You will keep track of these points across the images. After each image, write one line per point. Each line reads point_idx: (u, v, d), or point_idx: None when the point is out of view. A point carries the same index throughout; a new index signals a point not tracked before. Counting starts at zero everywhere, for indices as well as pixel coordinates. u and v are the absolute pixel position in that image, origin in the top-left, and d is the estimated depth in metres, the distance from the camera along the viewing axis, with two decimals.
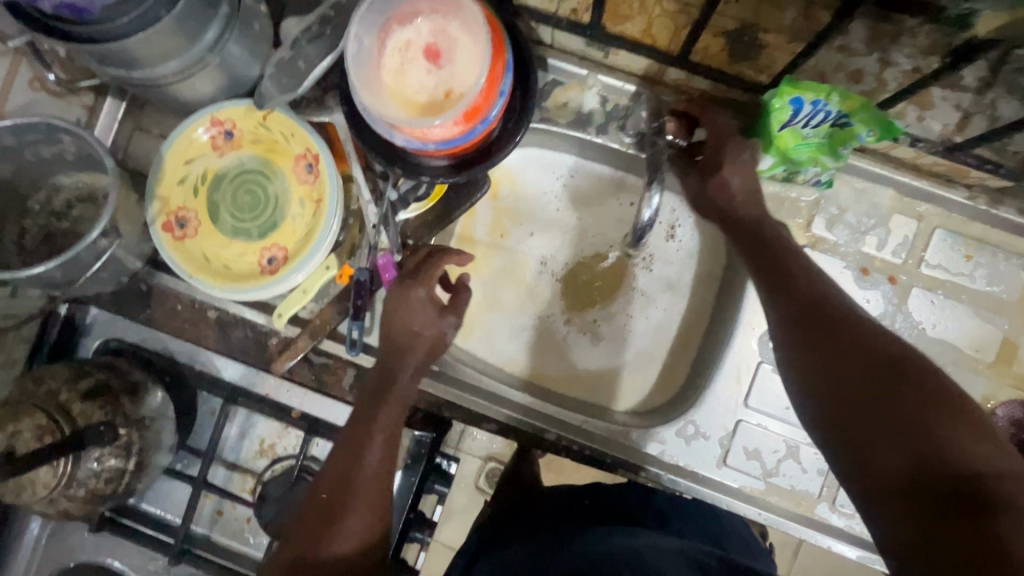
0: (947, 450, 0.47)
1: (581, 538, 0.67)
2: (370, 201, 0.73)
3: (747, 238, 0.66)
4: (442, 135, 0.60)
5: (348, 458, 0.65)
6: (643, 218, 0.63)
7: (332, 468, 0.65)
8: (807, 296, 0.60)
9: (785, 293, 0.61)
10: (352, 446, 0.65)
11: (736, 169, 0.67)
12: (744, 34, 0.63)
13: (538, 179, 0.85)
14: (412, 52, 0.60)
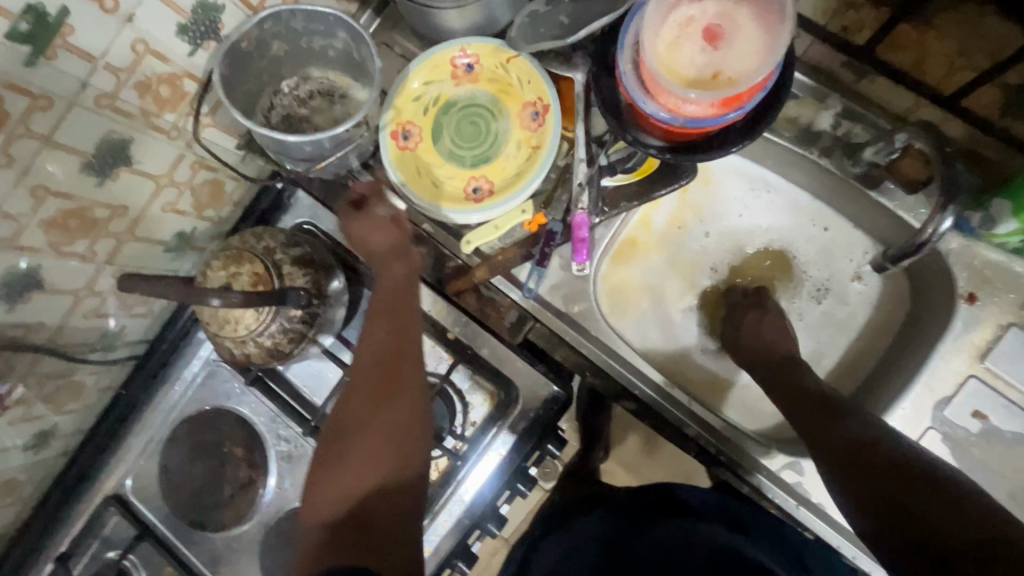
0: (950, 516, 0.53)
1: (654, 528, 0.72)
2: (583, 159, 0.75)
3: (815, 426, 0.66)
4: (694, 113, 0.62)
5: (375, 352, 0.69)
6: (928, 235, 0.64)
7: (355, 382, 0.68)
8: (813, 412, 0.67)
9: (800, 413, 0.68)
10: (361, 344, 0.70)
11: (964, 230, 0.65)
12: None
13: (732, 186, 0.84)
14: (691, 28, 0.62)
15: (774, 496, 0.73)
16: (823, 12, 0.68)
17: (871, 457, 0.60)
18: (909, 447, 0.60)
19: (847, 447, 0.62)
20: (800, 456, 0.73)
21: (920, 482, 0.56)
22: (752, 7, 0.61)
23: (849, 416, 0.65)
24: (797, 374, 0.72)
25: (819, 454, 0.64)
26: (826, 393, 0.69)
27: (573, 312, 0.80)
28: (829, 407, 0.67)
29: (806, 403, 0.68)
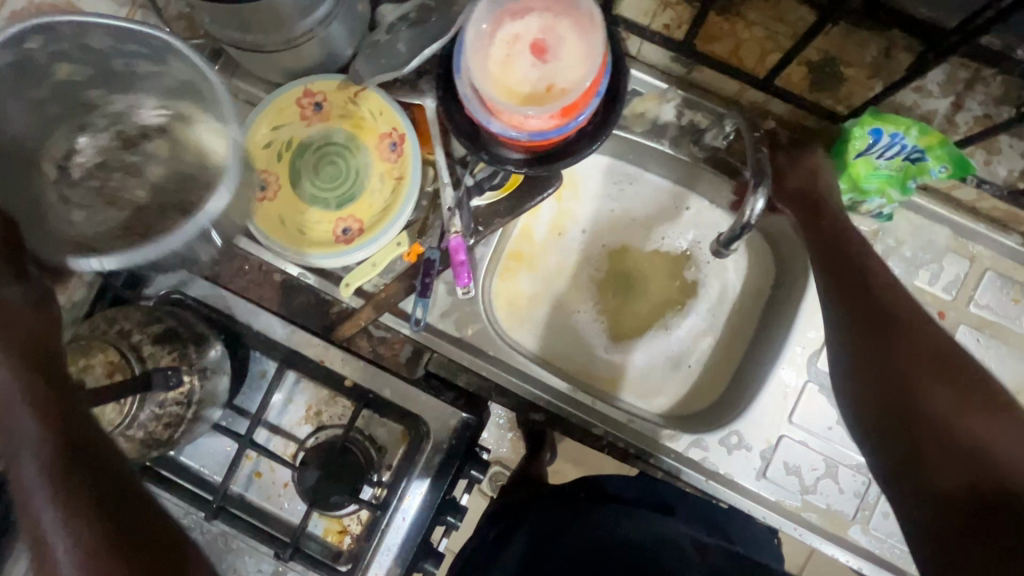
0: (999, 457, 0.48)
1: (587, 519, 0.73)
2: (448, 183, 0.76)
3: (884, 337, 0.58)
4: (537, 126, 0.63)
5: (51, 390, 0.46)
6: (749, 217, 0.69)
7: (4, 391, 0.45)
8: (875, 308, 0.61)
9: (856, 305, 0.62)
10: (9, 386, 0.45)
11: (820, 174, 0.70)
12: (826, 65, 0.69)
13: (600, 185, 0.87)
14: (519, 45, 0.63)
15: (684, 475, 0.76)
16: (643, 13, 0.72)
17: (900, 344, 0.57)
18: (942, 344, 0.56)
19: (883, 327, 0.59)
20: (700, 433, 0.77)
21: (985, 413, 0.50)
22: (572, 18, 0.63)
23: (898, 301, 0.61)
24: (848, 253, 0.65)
25: (849, 317, 0.62)
26: (880, 280, 0.63)
27: (468, 335, 0.79)
28: (878, 288, 0.62)
29: (868, 303, 0.61)
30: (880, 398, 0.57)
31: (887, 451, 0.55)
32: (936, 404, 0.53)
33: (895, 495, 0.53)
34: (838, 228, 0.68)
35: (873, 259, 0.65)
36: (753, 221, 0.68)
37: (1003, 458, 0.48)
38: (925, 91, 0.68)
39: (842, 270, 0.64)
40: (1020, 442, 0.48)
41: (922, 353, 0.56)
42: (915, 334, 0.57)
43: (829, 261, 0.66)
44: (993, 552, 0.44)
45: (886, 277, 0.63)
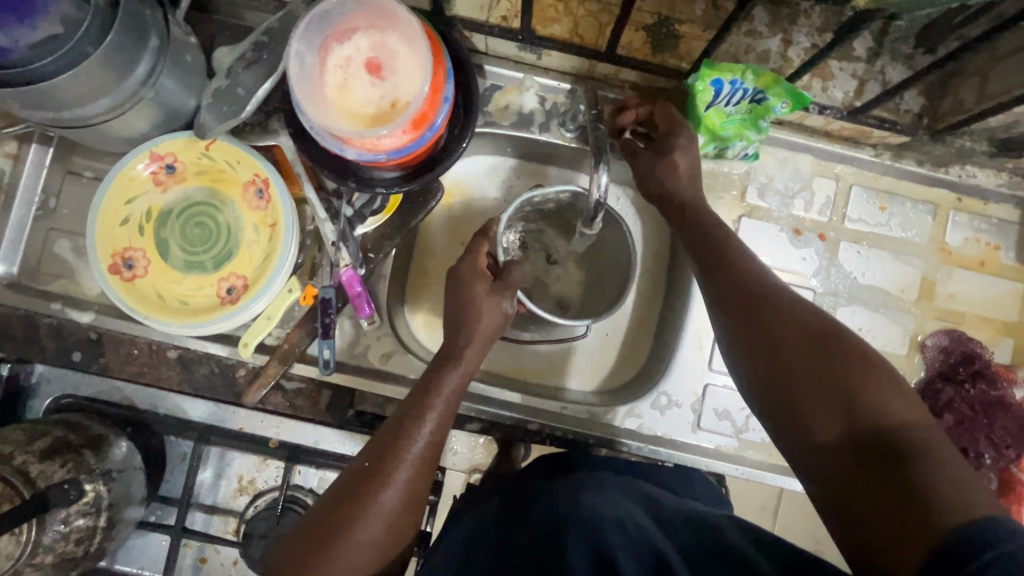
0: (868, 405, 0.47)
1: (557, 488, 0.60)
2: (325, 218, 0.73)
3: (748, 299, 0.56)
4: (393, 144, 0.62)
5: (487, 332, 0.66)
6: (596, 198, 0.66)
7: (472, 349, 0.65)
8: (736, 271, 0.58)
9: (719, 272, 0.59)
10: (478, 343, 0.66)
11: (684, 151, 0.69)
12: (661, 26, 0.71)
13: (489, 183, 0.87)
14: (353, 67, 0.61)
15: (626, 446, 0.77)
16: (478, 10, 0.72)
17: (767, 328, 0.53)
18: (807, 317, 0.53)
19: (753, 312, 0.55)
20: (630, 404, 0.78)
21: (849, 358, 0.49)
22: (395, 29, 0.61)
23: (762, 283, 0.57)
24: (718, 241, 0.61)
25: (720, 318, 0.58)
26: (746, 267, 0.58)
27: (385, 366, 0.76)
28: (748, 274, 0.58)
29: (730, 266, 0.59)
30: (750, 356, 0.54)
31: (767, 407, 0.53)
32: (805, 359, 0.51)
33: (782, 450, 0.52)
34: (699, 210, 0.65)
35: (735, 244, 0.60)
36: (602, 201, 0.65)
37: (873, 406, 0.47)
38: (756, 33, 0.70)
39: (703, 243, 0.62)
40: (883, 384, 0.48)
41: (783, 310, 0.54)
42: (772, 292, 0.56)
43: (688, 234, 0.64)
44: (881, 504, 0.43)
45: (744, 262, 0.59)
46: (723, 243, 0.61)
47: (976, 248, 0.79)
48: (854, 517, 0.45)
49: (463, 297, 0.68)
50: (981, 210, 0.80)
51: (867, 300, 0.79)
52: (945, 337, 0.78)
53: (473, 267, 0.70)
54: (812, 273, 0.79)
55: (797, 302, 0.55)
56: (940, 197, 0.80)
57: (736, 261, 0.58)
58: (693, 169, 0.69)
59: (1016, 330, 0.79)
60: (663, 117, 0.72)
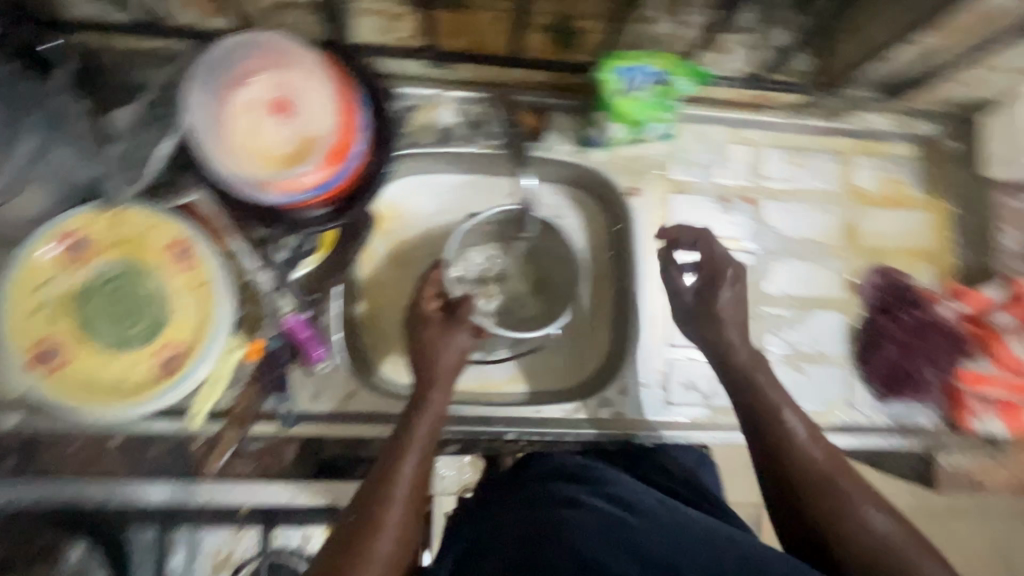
0: None
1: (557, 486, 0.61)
2: (258, 268, 0.71)
3: (797, 476, 0.56)
4: (315, 181, 0.60)
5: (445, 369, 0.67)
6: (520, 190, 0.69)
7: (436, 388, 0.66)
8: (790, 458, 0.57)
9: (773, 456, 0.58)
10: (443, 380, 0.67)
11: (727, 306, 0.66)
12: (562, 25, 0.71)
13: (419, 202, 0.84)
14: (258, 110, 0.60)
15: (605, 437, 0.78)
16: (377, 35, 0.71)
17: (816, 509, 0.54)
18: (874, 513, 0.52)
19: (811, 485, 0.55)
20: (598, 394, 0.79)
21: (907, 559, 0.49)
22: (295, 64, 0.59)
23: (825, 466, 0.56)
24: (761, 399, 0.61)
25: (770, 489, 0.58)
26: (800, 440, 0.58)
27: (349, 406, 0.74)
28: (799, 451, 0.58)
29: (777, 434, 0.59)
30: (799, 517, 0.55)
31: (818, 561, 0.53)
32: (859, 539, 0.51)
33: None
34: (744, 373, 0.63)
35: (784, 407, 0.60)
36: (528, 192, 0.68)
37: None
38: None
39: (752, 417, 0.61)
40: None
41: (834, 492, 0.54)
42: (829, 477, 0.55)
43: (743, 405, 0.62)
44: None
45: (802, 445, 0.58)
46: (774, 419, 0.60)
47: (884, 186, 0.85)
48: None
49: (421, 343, 0.69)
50: (881, 150, 0.86)
51: (798, 251, 0.84)
52: (874, 273, 0.83)
53: (424, 311, 0.71)
54: (743, 236, 0.83)
55: (854, 491, 0.54)
56: (843, 145, 0.85)
57: (790, 445, 0.58)
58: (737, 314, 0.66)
59: (935, 255, 0.84)
60: (707, 252, 0.68)
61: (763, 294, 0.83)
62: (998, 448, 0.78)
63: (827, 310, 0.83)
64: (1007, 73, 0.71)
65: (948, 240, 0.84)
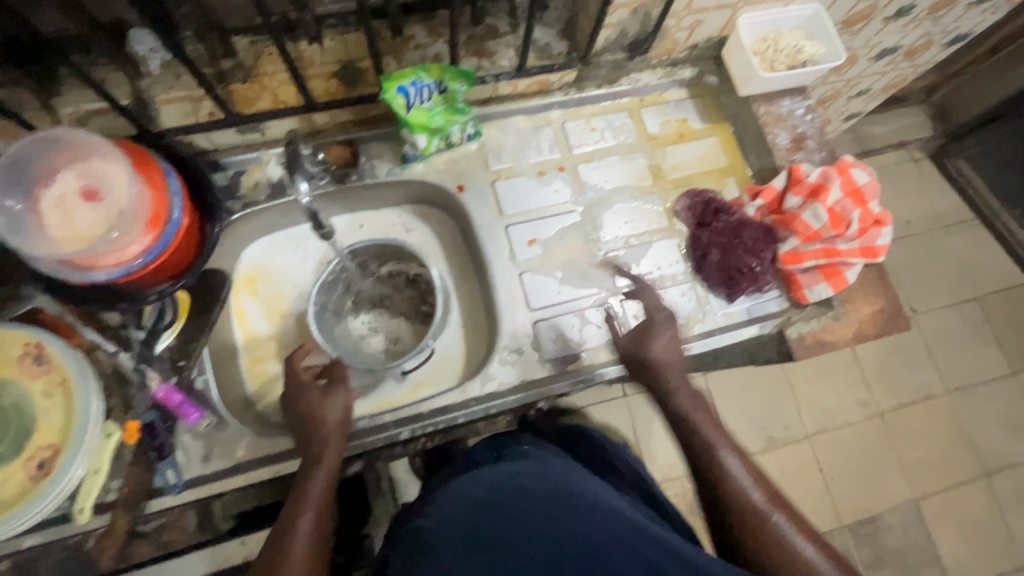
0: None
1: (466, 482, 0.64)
2: (117, 349, 0.73)
3: (737, 512, 0.67)
4: (141, 251, 0.66)
5: (335, 420, 0.72)
6: (303, 205, 0.73)
7: (332, 440, 0.71)
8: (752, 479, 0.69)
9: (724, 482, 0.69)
10: (337, 431, 0.72)
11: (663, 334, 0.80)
12: (346, 69, 0.83)
13: (282, 255, 0.92)
14: (67, 200, 0.65)
15: (496, 408, 0.82)
16: (184, 116, 0.79)
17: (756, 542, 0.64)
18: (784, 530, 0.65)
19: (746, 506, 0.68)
20: (480, 373, 0.83)
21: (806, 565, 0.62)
22: (92, 153, 0.66)
23: (762, 503, 0.67)
24: (707, 445, 0.72)
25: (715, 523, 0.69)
26: (730, 480, 0.69)
27: (241, 457, 0.75)
28: (732, 487, 0.69)
29: (716, 470, 0.70)
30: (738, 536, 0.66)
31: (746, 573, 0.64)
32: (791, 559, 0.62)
33: None
34: (682, 416, 0.76)
35: (721, 456, 0.71)
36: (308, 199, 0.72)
37: None
38: (421, 44, 0.85)
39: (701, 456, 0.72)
40: None
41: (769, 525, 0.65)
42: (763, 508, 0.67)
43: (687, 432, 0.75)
44: None
45: (738, 483, 0.69)
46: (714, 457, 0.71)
47: (671, 126, 0.98)
48: None
49: (303, 410, 0.73)
50: (661, 100, 0.99)
51: (620, 198, 0.94)
52: (687, 196, 0.94)
53: (304, 384, 0.75)
54: (569, 200, 0.93)
55: (774, 516, 0.66)
56: (628, 104, 0.99)
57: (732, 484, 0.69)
58: (682, 376, 0.78)
59: (731, 169, 0.98)
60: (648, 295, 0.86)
61: (602, 242, 0.92)
62: (835, 308, 0.89)
63: (660, 238, 0.93)
64: (711, 10, 0.87)
65: (735, 155, 0.98)
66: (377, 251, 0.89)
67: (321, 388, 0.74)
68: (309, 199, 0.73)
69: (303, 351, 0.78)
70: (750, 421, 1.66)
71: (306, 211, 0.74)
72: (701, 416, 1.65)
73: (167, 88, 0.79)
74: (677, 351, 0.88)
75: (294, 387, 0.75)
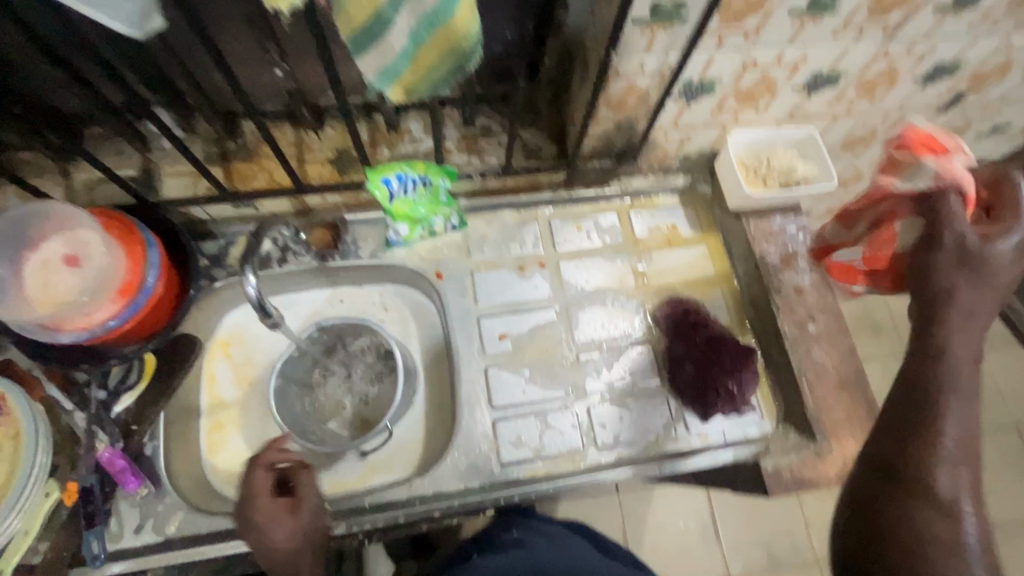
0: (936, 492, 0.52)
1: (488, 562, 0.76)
2: (74, 409, 0.75)
3: (923, 359, 0.57)
4: (107, 317, 0.69)
5: (308, 545, 0.68)
6: (251, 294, 0.69)
7: (310, 569, 0.68)
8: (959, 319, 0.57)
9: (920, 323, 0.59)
10: (313, 556, 0.69)
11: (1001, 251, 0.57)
12: (341, 157, 0.88)
13: (261, 323, 0.94)
14: (49, 265, 0.69)
15: (442, 510, 0.79)
16: (184, 189, 0.84)
17: (934, 375, 0.55)
18: (944, 476, 0.52)
19: (897, 438, 0.55)
20: (430, 470, 0.80)
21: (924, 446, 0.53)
22: (80, 223, 0.70)
23: (940, 344, 0.56)
24: (929, 346, 0.57)
25: (886, 424, 0.57)
26: (968, 364, 0.55)
27: (173, 533, 0.73)
28: (914, 425, 0.54)
29: (931, 299, 0.58)
30: (903, 379, 0.57)
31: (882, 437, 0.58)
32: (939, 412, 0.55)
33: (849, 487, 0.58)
34: (949, 258, 0.57)
35: (949, 340, 0.56)
36: (254, 292, 0.68)
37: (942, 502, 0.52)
38: (416, 139, 0.89)
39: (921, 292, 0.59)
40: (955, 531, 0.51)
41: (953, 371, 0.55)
42: (949, 351, 0.56)
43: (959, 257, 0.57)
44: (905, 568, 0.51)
45: (946, 314, 0.57)
46: (930, 281, 0.58)
47: (660, 232, 0.98)
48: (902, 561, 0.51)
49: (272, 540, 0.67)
50: (651, 205, 1.00)
51: (599, 300, 0.93)
52: (669, 303, 0.92)
53: (274, 510, 0.67)
54: (546, 296, 0.92)
55: (947, 398, 0.54)
56: (618, 206, 0.99)
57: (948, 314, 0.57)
58: (975, 304, 0.57)
59: (719, 280, 0.95)
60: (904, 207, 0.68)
61: (576, 343, 0.90)
62: (817, 443, 0.83)
63: (636, 344, 0.90)
64: (699, 127, 0.88)
65: (723, 267, 0.96)
66: (347, 327, 0.90)
67: (290, 512, 0.68)
68: (254, 291, 0.68)
69: (276, 443, 0.71)
70: (758, 537, 1.41)
71: (252, 301, 0.70)
72: (699, 523, 1.41)
73: (173, 163, 0.85)
74: (641, 469, 0.83)
75: (249, 505, 0.68)
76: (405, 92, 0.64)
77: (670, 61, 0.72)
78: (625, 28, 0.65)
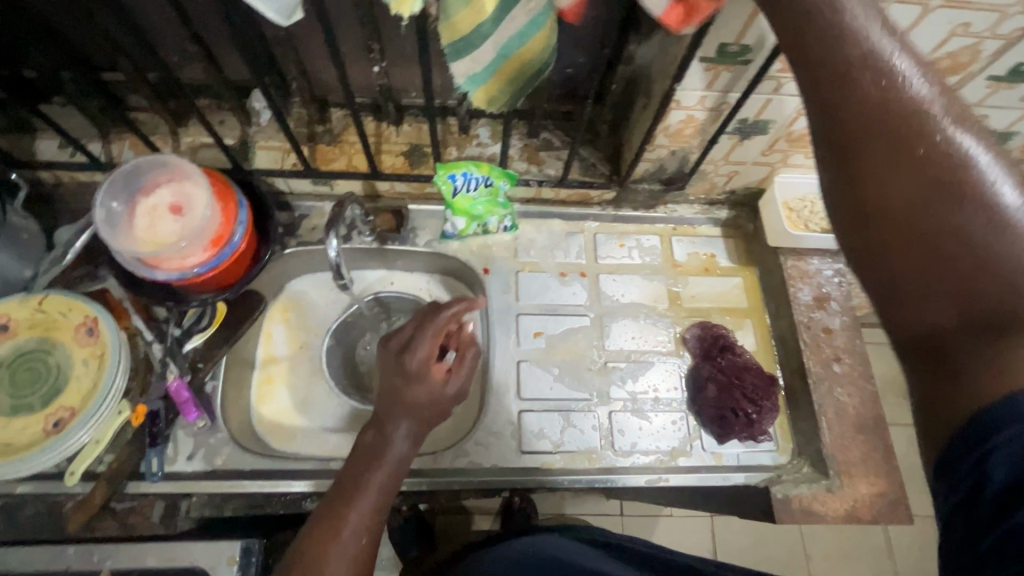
0: (939, 230, 0.43)
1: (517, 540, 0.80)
2: (153, 341, 0.84)
3: (842, 118, 0.46)
4: (196, 262, 0.78)
5: (422, 415, 0.71)
6: (332, 259, 0.80)
7: (403, 433, 0.70)
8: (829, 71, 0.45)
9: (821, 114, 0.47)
10: (414, 430, 0.71)
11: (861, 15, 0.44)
12: (414, 150, 0.97)
13: (318, 293, 1.02)
14: (157, 210, 0.78)
15: (461, 486, 0.84)
16: (273, 162, 0.94)
17: (858, 155, 0.46)
18: (953, 216, 0.43)
19: (877, 255, 0.47)
20: (455, 447, 0.86)
21: (908, 219, 0.44)
22: (188, 178, 0.79)
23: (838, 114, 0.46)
24: (826, 80, 0.45)
25: (844, 233, 0.49)
26: (872, 89, 0.44)
27: (219, 465, 0.81)
28: (873, 218, 0.46)
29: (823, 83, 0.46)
30: (846, 180, 0.47)
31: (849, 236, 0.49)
32: (878, 210, 0.46)
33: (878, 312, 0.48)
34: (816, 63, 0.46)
35: (859, 75, 0.44)
36: (336, 260, 0.79)
37: (906, 215, 0.45)
38: (482, 143, 0.97)
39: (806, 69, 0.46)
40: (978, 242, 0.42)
41: (865, 125, 0.45)
42: (866, 103, 0.44)
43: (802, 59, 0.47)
44: (961, 316, 0.43)
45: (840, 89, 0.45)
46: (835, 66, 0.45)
47: (698, 259, 1.03)
48: (915, 303, 0.45)
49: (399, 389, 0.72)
50: (692, 232, 1.05)
51: (632, 314, 0.98)
52: (698, 326, 0.96)
53: (427, 368, 0.73)
54: (583, 304, 0.98)
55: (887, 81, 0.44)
56: (661, 230, 1.04)
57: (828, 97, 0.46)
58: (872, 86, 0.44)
59: (750, 312, 0.99)
60: None
61: (605, 351, 0.95)
62: (829, 479, 0.85)
63: (662, 361, 0.95)
64: (748, 164, 0.93)
65: (756, 300, 1.00)
66: None
67: (434, 371, 0.73)
68: (337, 258, 0.80)
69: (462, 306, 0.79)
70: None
71: (332, 265, 0.81)
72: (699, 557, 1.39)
73: (267, 137, 0.95)
74: (652, 478, 0.86)
75: (430, 327, 0.75)
76: (484, 98, 0.71)
77: (730, 99, 0.78)
78: (693, 63, 0.71)
